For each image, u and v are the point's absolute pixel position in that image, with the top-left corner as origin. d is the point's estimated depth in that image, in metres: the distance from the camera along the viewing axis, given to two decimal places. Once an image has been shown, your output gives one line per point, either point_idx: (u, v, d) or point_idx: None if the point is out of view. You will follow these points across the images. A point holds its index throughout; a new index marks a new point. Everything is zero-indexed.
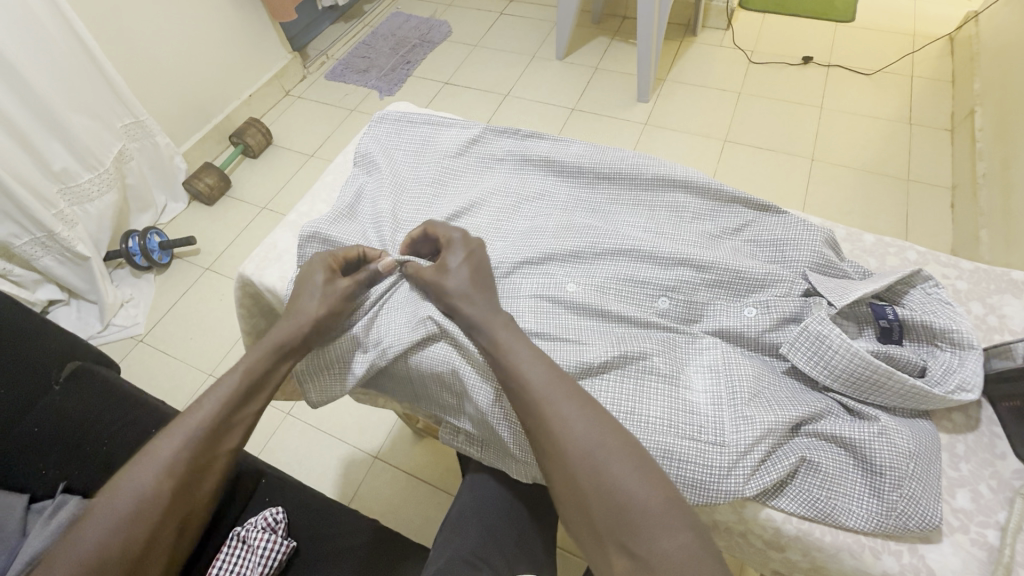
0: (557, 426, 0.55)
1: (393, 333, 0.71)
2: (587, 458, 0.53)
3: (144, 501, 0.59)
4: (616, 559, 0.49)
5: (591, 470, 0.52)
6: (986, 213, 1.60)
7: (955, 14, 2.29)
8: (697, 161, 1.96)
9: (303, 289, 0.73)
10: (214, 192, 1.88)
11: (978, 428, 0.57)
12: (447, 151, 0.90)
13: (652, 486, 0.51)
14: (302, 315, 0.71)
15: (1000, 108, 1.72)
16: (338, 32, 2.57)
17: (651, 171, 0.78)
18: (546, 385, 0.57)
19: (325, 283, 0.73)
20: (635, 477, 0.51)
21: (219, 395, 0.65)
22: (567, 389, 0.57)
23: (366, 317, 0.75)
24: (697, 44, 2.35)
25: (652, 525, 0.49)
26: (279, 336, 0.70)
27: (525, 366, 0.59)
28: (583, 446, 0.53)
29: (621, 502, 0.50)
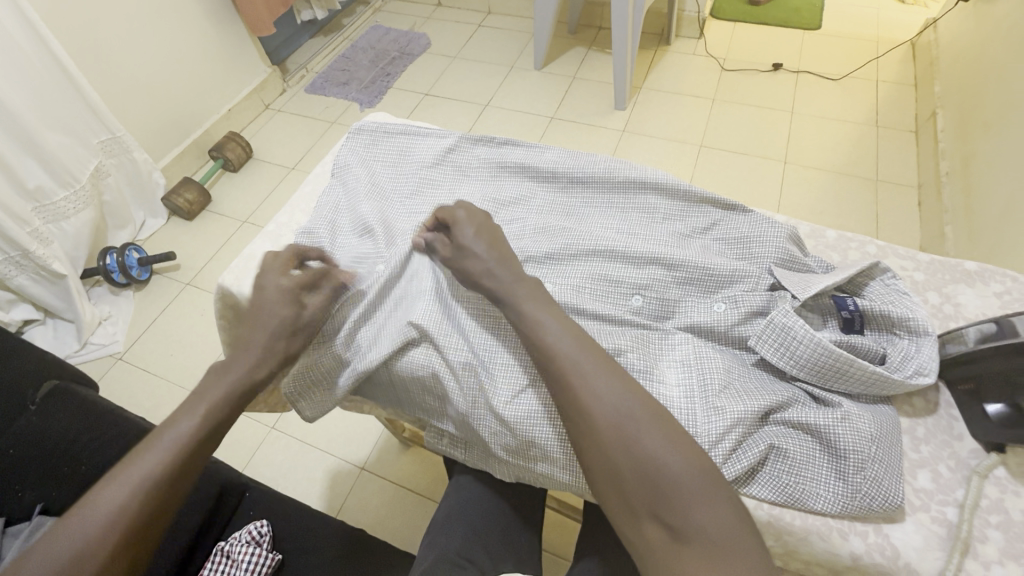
0: (591, 394, 0.55)
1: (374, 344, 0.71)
2: (617, 428, 0.53)
3: (80, 551, 0.53)
4: (650, 529, 0.50)
5: (621, 441, 0.53)
6: (949, 210, 1.66)
7: (915, 20, 2.39)
8: (674, 166, 2.00)
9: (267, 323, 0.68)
10: (194, 207, 1.87)
11: (937, 411, 0.60)
12: (424, 161, 0.91)
13: (680, 457, 0.51)
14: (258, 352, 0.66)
15: (960, 109, 1.80)
16: (317, 46, 2.58)
17: (623, 174, 0.81)
18: (575, 356, 0.57)
19: (293, 317, 0.69)
20: (664, 448, 0.52)
21: (175, 434, 0.60)
22: (594, 359, 0.57)
23: (344, 329, 0.74)
24: (671, 53, 2.41)
25: (689, 498, 0.50)
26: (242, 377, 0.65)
27: (554, 339, 0.59)
28: (614, 419, 0.53)
29: (653, 472, 0.51)
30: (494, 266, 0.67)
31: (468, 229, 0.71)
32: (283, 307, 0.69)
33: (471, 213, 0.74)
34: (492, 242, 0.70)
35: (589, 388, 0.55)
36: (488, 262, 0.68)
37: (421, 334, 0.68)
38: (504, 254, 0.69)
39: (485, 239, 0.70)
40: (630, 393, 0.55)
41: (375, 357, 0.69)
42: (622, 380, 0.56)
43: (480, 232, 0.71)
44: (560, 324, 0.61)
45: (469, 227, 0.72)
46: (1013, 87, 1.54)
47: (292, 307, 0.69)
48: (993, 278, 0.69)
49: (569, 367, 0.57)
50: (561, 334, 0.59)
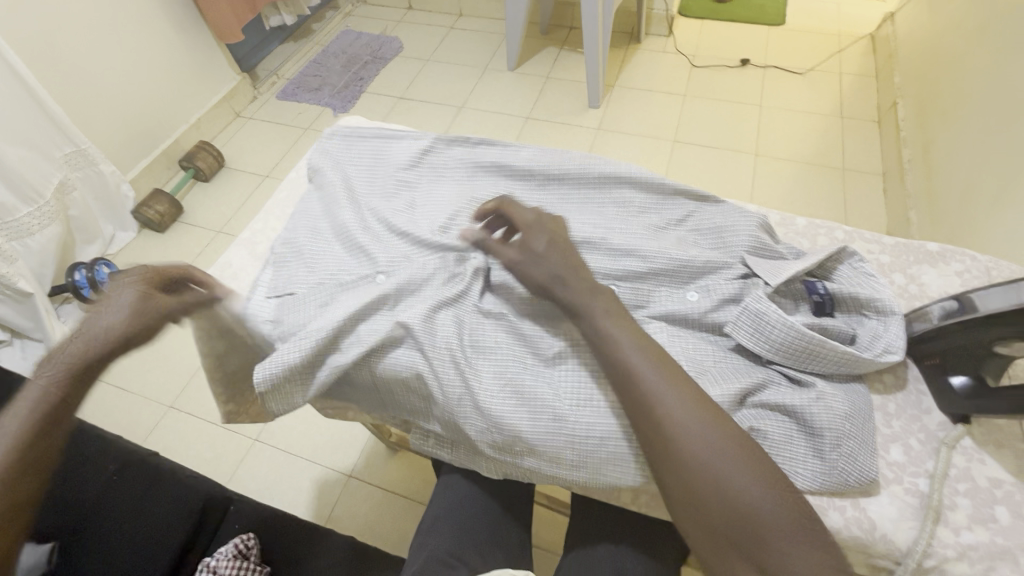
0: (672, 413, 0.54)
1: (350, 335, 0.70)
2: (699, 450, 0.52)
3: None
4: (739, 564, 0.49)
5: (703, 463, 0.51)
6: (912, 196, 1.72)
7: (873, 14, 2.47)
8: (649, 162, 2.03)
9: (104, 307, 0.71)
10: (165, 219, 1.83)
11: (907, 387, 0.62)
12: (400, 163, 0.91)
13: (764, 483, 0.51)
14: (93, 332, 0.68)
15: (918, 98, 1.87)
16: (287, 52, 2.55)
17: (598, 170, 0.82)
18: (654, 378, 0.56)
19: (139, 298, 0.72)
20: (748, 473, 0.51)
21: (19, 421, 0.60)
22: (675, 382, 0.56)
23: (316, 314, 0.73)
24: (642, 51, 2.45)
25: (781, 531, 0.49)
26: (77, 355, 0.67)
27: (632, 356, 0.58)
28: (701, 448, 0.52)
29: (734, 496, 0.50)
30: (560, 271, 0.67)
31: (541, 237, 0.71)
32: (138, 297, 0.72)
33: (535, 220, 0.74)
34: (560, 249, 0.69)
35: (669, 406, 0.54)
36: (555, 269, 0.67)
37: (394, 335, 0.68)
38: (571, 259, 0.68)
39: (558, 247, 0.69)
40: (712, 416, 0.54)
41: (345, 358, 0.68)
42: (702, 401, 0.55)
43: (553, 241, 0.71)
44: (634, 339, 0.59)
45: (542, 236, 0.71)
46: (967, 76, 1.61)
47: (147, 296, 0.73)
48: (953, 257, 0.72)
49: (650, 385, 0.55)
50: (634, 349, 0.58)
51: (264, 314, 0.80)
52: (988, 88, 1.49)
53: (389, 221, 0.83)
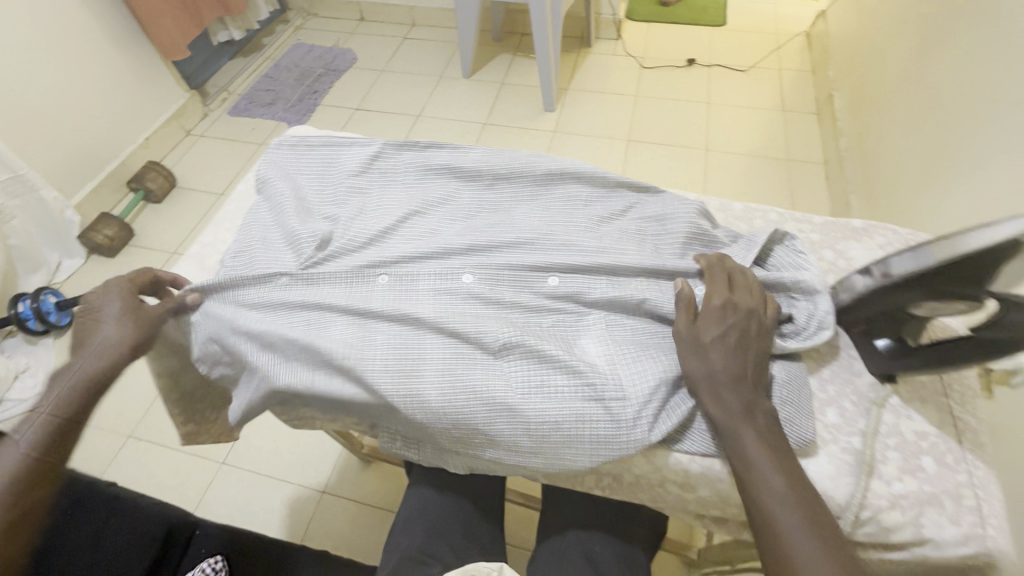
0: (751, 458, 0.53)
1: (297, 336, 0.71)
2: (768, 497, 0.52)
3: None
4: None
5: (764, 510, 0.51)
6: (851, 181, 1.82)
7: (806, 13, 2.61)
8: (606, 161, 2.08)
9: (93, 321, 0.72)
10: (115, 243, 1.78)
11: (839, 353, 0.65)
12: (349, 170, 0.91)
13: (820, 542, 0.49)
14: (106, 341, 0.69)
15: (851, 89, 1.98)
16: (237, 68, 2.51)
17: (544, 167, 0.84)
18: (743, 435, 0.55)
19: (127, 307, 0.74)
20: (807, 531, 0.49)
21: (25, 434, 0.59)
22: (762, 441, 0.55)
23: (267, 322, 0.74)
24: (593, 55, 2.51)
25: None
26: (91, 368, 0.66)
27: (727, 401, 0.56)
28: (780, 512, 0.51)
29: (787, 545, 0.49)
30: (722, 383, 0.57)
31: (716, 334, 0.60)
32: (120, 309, 0.73)
33: (717, 313, 0.61)
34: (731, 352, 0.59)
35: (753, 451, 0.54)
36: (717, 372, 0.58)
37: (347, 347, 0.69)
38: (742, 368, 0.58)
39: (731, 352, 0.59)
40: (789, 476, 0.52)
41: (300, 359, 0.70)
42: (787, 461, 0.54)
43: (730, 343, 0.59)
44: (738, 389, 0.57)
45: (718, 330, 0.60)
46: (893, 66, 1.71)
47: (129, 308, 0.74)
48: (876, 232, 0.77)
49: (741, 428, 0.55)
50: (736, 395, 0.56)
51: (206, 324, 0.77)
52: (911, 77, 1.59)
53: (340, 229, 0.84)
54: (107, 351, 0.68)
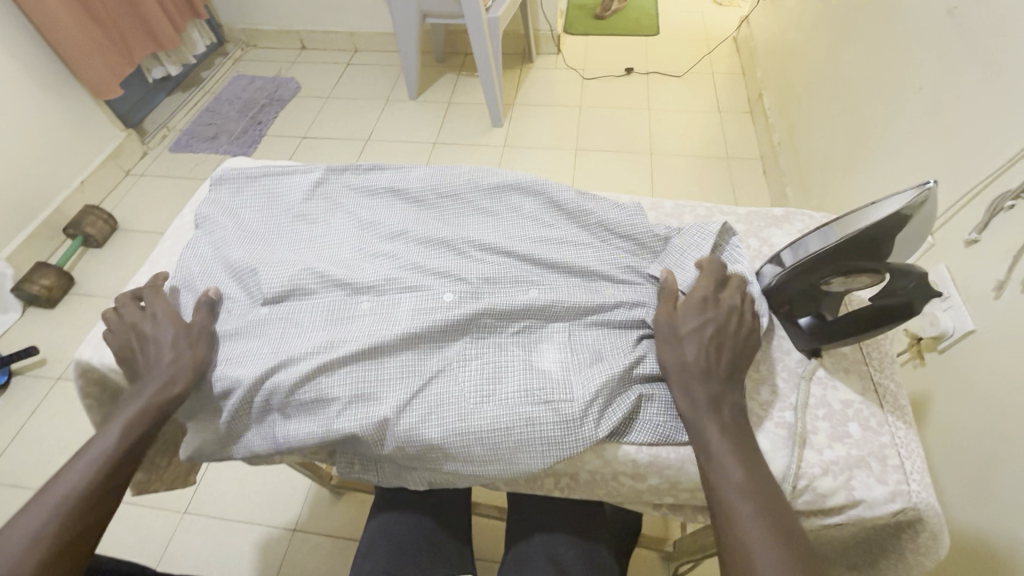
0: (707, 438, 0.56)
1: (246, 365, 0.72)
2: (727, 484, 0.54)
3: (11, 572, 0.54)
4: None
5: (716, 484, 0.54)
6: (786, 173, 1.92)
7: (732, 19, 2.76)
8: (556, 171, 2.13)
9: (152, 341, 0.72)
10: (54, 293, 1.70)
11: (770, 335, 0.68)
12: (294, 198, 0.91)
13: (763, 515, 0.52)
14: (161, 365, 0.69)
15: (777, 87, 2.10)
16: (176, 103, 2.46)
17: (487, 181, 0.86)
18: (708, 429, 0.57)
19: (180, 327, 0.73)
20: (759, 514, 0.52)
21: (85, 465, 0.62)
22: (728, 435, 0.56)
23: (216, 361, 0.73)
24: (536, 69, 2.58)
25: None
26: (155, 390, 0.67)
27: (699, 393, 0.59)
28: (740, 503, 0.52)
29: (735, 530, 0.51)
30: (704, 343, 0.61)
31: (691, 311, 0.64)
32: (173, 328, 0.73)
33: (699, 278, 0.67)
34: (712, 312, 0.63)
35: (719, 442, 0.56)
36: (689, 359, 0.61)
37: (307, 375, 0.68)
38: (721, 330, 0.62)
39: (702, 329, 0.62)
40: (750, 468, 0.55)
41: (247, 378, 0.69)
42: (747, 451, 0.56)
43: (705, 322, 0.63)
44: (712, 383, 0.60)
45: (693, 309, 0.64)
46: (811, 64, 1.83)
47: (180, 328, 0.73)
48: (796, 218, 0.82)
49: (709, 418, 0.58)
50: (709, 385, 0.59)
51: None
52: (827, 73, 1.70)
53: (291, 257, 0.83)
54: (169, 371, 0.69)
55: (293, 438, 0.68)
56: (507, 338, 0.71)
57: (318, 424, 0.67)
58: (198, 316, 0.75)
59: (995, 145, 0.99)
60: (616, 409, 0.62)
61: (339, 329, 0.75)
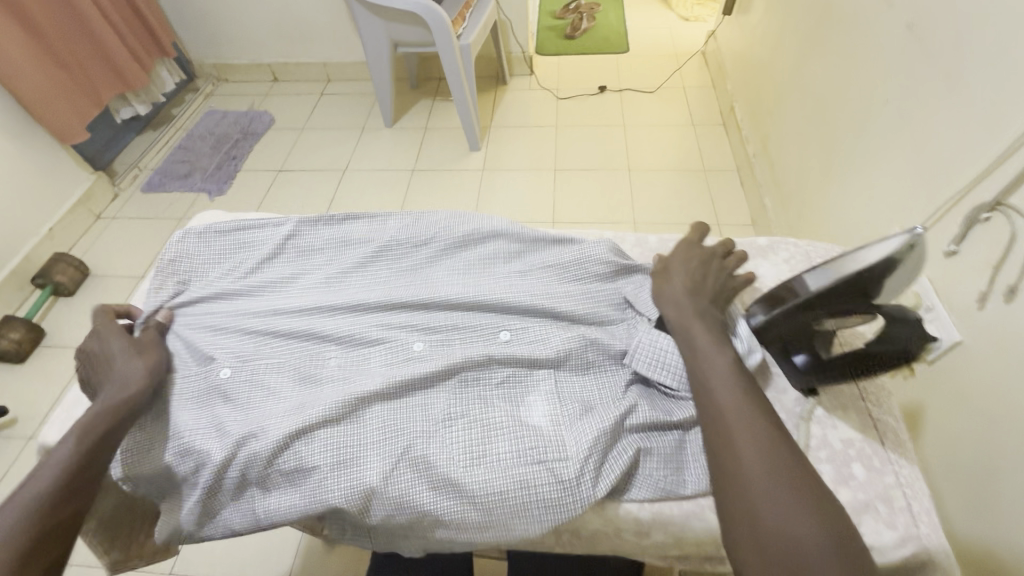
0: (711, 376, 0.59)
1: (220, 436, 0.68)
2: (736, 442, 0.54)
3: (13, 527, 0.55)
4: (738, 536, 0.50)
5: (719, 415, 0.57)
6: (763, 184, 1.93)
7: (699, 33, 2.82)
8: (537, 193, 2.13)
9: (109, 341, 0.75)
10: (23, 346, 1.63)
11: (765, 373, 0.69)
12: (265, 252, 0.89)
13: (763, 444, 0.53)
14: (122, 357, 0.73)
15: (748, 99, 2.14)
16: (146, 142, 2.40)
17: (463, 231, 0.87)
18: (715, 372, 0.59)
19: (132, 329, 0.77)
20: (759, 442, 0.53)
21: (54, 462, 0.60)
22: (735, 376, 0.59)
23: (183, 432, 0.69)
24: (510, 91, 2.59)
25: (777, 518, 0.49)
26: (125, 372, 0.71)
27: (730, 407, 0.56)
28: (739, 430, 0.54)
29: (732, 457, 0.53)
30: (683, 292, 0.69)
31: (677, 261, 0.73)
32: (127, 329, 0.77)
33: (676, 249, 0.76)
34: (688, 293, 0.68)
35: (778, 525, 0.49)
36: (679, 291, 0.69)
37: (285, 443, 0.65)
38: (701, 285, 0.70)
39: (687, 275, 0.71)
40: (754, 410, 0.56)
41: (218, 453, 0.66)
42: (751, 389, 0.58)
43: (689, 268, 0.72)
44: (756, 445, 0.53)
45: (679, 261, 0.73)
46: (779, 77, 1.86)
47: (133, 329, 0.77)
48: (780, 247, 0.83)
49: (759, 497, 0.50)
50: (752, 450, 0.53)
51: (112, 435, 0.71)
52: (796, 86, 1.73)
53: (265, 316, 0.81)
54: (132, 360, 0.72)
55: (274, 513, 0.64)
56: (492, 392, 0.70)
57: (300, 497, 0.64)
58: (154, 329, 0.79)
59: (964, 158, 1.00)
60: (613, 463, 0.60)
61: (317, 390, 0.72)
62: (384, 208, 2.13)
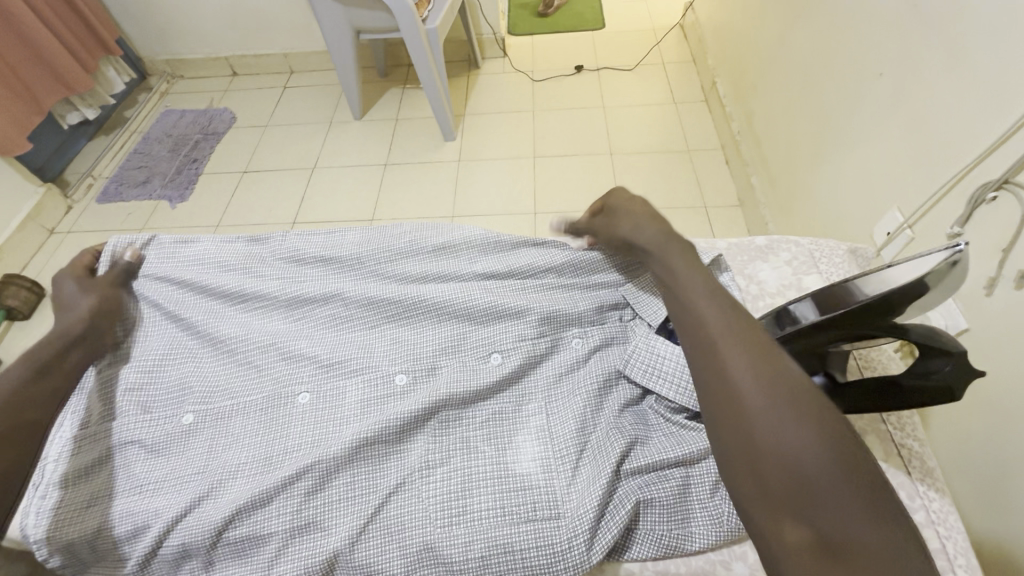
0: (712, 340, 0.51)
1: (165, 502, 0.61)
2: (748, 402, 0.46)
3: None
4: (783, 514, 0.43)
5: (721, 378, 0.48)
6: (750, 163, 1.86)
7: (675, 5, 2.71)
8: (516, 183, 2.03)
9: (62, 288, 0.76)
10: None
11: None
12: (217, 269, 0.82)
13: (772, 398, 0.45)
14: (72, 301, 0.74)
15: (730, 73, 2.05)
16: (100, 148, 2.24)
17: (432, 241, 0.81)
18: (718, 332, 0.51)
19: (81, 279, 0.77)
20: (764, 392, 0.46)
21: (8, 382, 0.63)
22: (740, 334, 0.50)
23: (122, 501, 0.62)
24: (483, 75, 2.47)
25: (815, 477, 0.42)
26: (75, 313, 0.72)
27: (734, 371, 0.48)
28: (754, 392, 0.46)
29: (744, 416, 0.46)
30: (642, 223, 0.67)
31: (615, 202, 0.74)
32: (79, 280, 0.77)
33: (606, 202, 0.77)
34: (698, 267, 0.59)
35: (779, 442, 0.44)
36: (638, 220, 0.68)
37: (239, 507, 0.58)
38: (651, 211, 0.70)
39: (634, 203, 0.71)
40: (767, 366, 0.47)
41: (157, 527, 0.58)
42: (756, 340, 0.49)
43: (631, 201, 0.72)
44: (751, 367, 0.47)
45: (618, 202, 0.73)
46: (762, 49, 1.77)
47: (85, 279, 0.77)
48: (781, 248, 0.80)
49: (787, 463, 0.43)
50: (745, 371, 0.47)
51: (56, 493, 0.62)
52: (780, 58, 1.65)
53: (227, 358, 0.74)
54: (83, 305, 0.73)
55: None
56: (475, 432, 0.64)
57: (253, 569, 0.56)
58: (109, 274, 0.79)
59: (965, 135, 0.93)
60: (608, 517, 0.55)
61: (279, 436, 0.65)
62: (358, 206, 2.02)
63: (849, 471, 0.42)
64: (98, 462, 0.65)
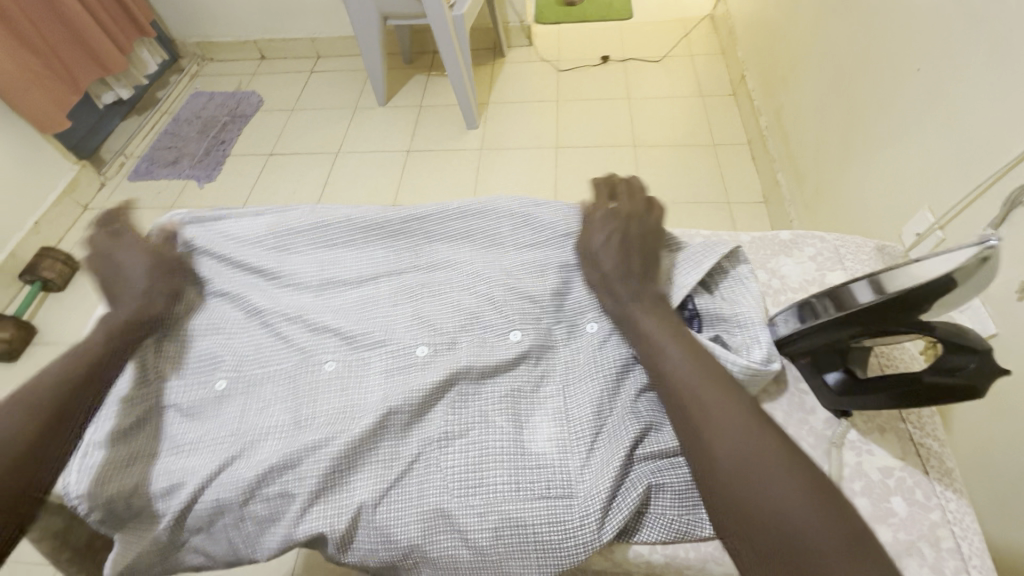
0: (686, 379, 0.55)
1: (196, 462, 0.64)
2: (722, 443, 0.50)
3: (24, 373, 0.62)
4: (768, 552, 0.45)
5: (696, 419, 0.52)
6: (777, 159, 1.82)
7: None
8: (537, 174, 2.02)
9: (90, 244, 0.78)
10: (14, 346, 1.59)
11: (788, 390, 0.67)
12: (245, 240, 0.84)
13: (746, 438, 0.49)
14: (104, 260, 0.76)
15: (760, 66, 2.00)
16: (133, 127, 2.30)
17: (455, 207, 0.82)
18: (690, 373, 0.55)
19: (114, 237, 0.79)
20: (739, 433, 0.50)
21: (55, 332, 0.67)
22: (706, 379, 0.55)
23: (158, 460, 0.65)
24: (508, 64, 2.46)
25: (795, 514, 0.45)
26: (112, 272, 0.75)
27: (709, 413, 0.52)
28: (729, 433, 0.50)
29: (719, 457, 0.49)
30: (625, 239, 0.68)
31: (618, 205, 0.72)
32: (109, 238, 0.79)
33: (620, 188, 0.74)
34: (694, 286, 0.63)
35: (755, 476, 0.47)
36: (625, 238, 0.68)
37: (267, 469, 0.60)
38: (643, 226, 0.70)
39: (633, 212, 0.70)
40: (736, 407, 0.52)
41: (189, 486, 0.61)
42: (723, 384, 0.54)
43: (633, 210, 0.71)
44: (722, 410, 0.52)
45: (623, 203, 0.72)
46: (795, 43, 1.73)
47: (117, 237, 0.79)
48: (806, 243, 0.79)
49: (766, 500, 0.46)
50: (719, 416, 0.51)
51: (99, 451, 0.65)
52: (813, 51, 1.60)
53: (256, 329, 0.76)
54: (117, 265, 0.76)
55: (256, 546, 0.61)
56: (494, 405, 0.65)
57: (281, 528, 0.59)
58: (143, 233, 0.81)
59: (1001, 135, 0.91)
60: (621, 499, 0.57)
61: (306, 404, 0.68)
62: (378, 191, 2.04)
63: (824, 507, 0.45)
64: (137, 424, 0.69)
